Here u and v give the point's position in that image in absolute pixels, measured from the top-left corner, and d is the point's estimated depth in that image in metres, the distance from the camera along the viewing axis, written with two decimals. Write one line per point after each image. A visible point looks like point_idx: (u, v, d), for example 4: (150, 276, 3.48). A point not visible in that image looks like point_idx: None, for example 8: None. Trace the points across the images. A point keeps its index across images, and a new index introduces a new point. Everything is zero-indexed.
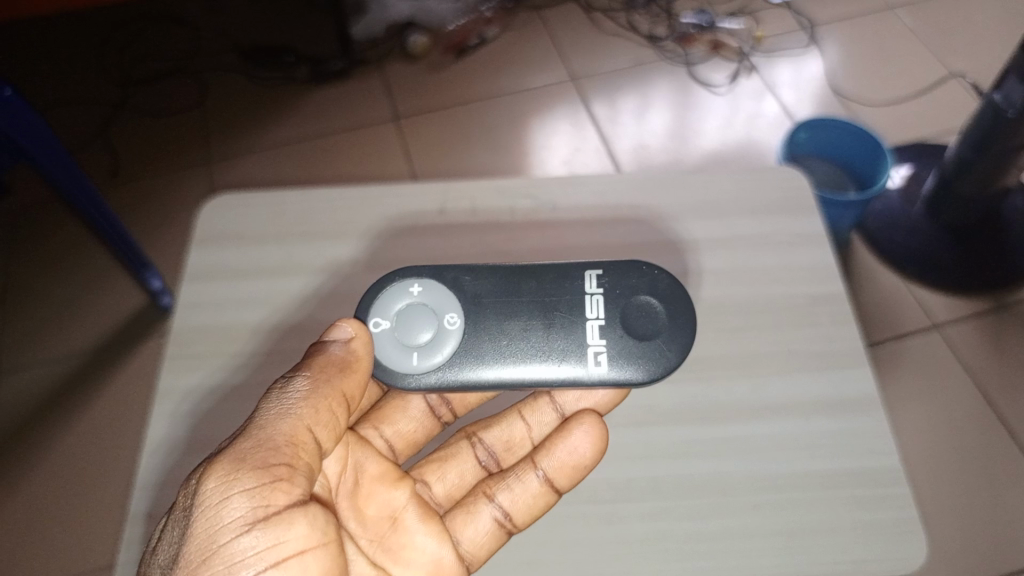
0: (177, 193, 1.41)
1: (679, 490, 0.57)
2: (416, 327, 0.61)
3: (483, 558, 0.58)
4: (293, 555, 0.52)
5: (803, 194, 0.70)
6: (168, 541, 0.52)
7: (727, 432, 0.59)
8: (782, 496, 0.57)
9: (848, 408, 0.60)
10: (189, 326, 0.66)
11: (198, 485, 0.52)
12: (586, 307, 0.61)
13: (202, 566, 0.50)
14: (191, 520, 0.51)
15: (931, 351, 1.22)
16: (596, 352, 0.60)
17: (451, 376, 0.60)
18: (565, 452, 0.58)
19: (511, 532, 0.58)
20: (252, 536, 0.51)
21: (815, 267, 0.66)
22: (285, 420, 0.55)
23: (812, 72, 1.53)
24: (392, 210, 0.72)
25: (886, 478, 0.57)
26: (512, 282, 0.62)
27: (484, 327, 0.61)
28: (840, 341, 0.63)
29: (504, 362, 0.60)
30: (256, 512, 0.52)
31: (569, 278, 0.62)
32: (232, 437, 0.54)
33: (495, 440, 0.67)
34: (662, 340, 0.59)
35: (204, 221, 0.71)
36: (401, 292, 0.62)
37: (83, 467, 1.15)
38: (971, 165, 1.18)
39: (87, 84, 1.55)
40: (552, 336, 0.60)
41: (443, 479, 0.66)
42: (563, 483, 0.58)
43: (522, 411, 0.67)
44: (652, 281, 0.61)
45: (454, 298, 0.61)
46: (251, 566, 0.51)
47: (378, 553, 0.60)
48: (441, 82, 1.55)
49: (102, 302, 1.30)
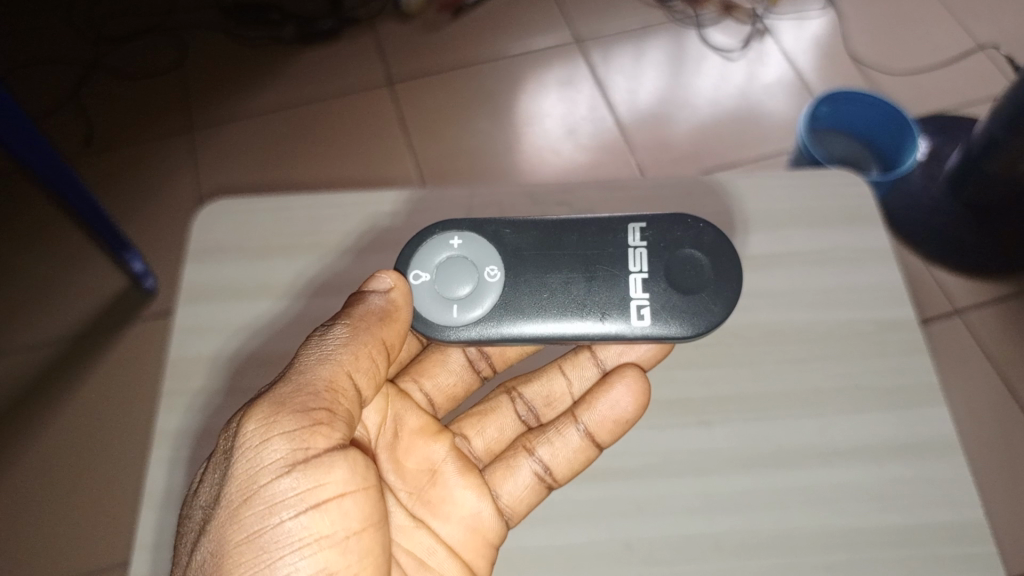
0: (157, 165, 1.32)
1: (745, 548, 0.52)
2: (455, 280, 0.55)
3: (522, 513, 0.54)
4: (332, 498, 0.49)
5: (865, 205, 0.63)
6: (209, 484, 0.49)
7: (793, 479, 0.54)
8: (855, 555, 0.52)
9: (922, 450, 0.55)
10: (188, 355, 0.59)
11: (239, 427, 0.48)
12: (629, 260, 0.55)
13: (243, 505, 0.47)
14: (231, 461, 0.48)
15: (953, 339, 1.12)
16: (638, 305, 0.54)
17: (492, 328, 0.55)
18: (605, 407, 0.55)
19: (551, 488, 0.55)
20: (292, 477, 0.48)
21: (882, 286, 0.60)
22: (325, 365, 0.51)
23: (818, 31, 1.42)
24: (412, 210, 0.65)
25: (969, 533, 0.52)
26: (554, 234, 0.56)
27: (525, 281, 0.55)
28: (912, 371, 0.57)
29: (546, 316, 0.55)
30: (296, 454, 0.48)
31: (612, 231, 0.56)
32: (273, 382, 0.51)
33: (535, 395, 0.62)
34: (708, 294, 0.54)
35: (198, 229, 0.64)
36: (441, 244, 0.56)
37: (63, 469, 1.06)
38: (1002, 144, 1.06)
39: (56, 42, 1.42)
40: (595, 290, 0.55)
41: (482, 434, 0.61)
42: (605, 438, 0.55)
43: (562, 365, 0.62)
44: (696, 235, 0.55)
45: (493, 250, 0.56)
46: (291, 507, 0.47)
47: (416, 506, 0.57)
48: (436, 44, 1.43)
49: (78, 282, 1.20)
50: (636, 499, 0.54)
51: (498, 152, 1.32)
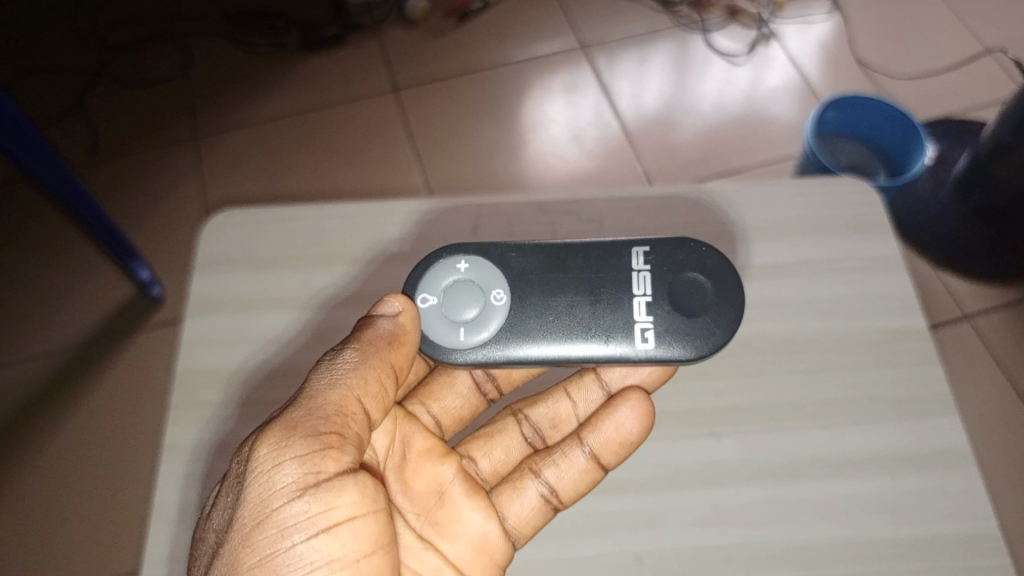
0: (163, 173, 1.32)
1: (757, 561, 0.52)
2: (462, 303, 0.55)
3: (528, 534, 0.54)
4: (343, 521, 0.49)
5: (876, 213, 0.63)
6: (222, 508, 0.49)
7: (806, 491, 0.53)
8: (868, 568, 0.51)
9: (936, 462, 0.54)
10: (196, 368, 0.59)
11: (251, 451, 0.49)
12: (633, 283, 0.55)
13: (255, 529, 0.47)
14: (243, 486, 0.48)
15: (963, 345, 1.12)
16: (642, 329, 0.54)
17: (498, 351, 0.55)
18: (611, 428, 0.55)
19: (557, 509, 0.54)
20: (304, 501, 0.48)
21: (892, 296, 0.60)
22: (335, 390, 0.51)
23: (822, 36, 1.42)
24: (419, 222, 0.64)
25: (982, 544, 0.52)
26: (559, 257, 0.56)
27: (531, 305, 0.55)
28: (924, 381, 0.57)
29: (552, 339, 0.54)
30: (308, 478, 0.48)
31: (616, 255, 0.56)
32: (284, 406, 0.51)
33: (541, 417, 0.61)
34: (710, 317, 0.54)
35: (205, 242, 0.63)
36: (447, 268, 0.56)
37: (71, 478, 1.06)
38: (1009, 149, 1.05)
39: (63, 51, 1.43)
40: (599, 313, 0.55)
41: (489, 455, 0.61)
42: (610, 460, 0.54)
43: (567, 388, 0.61)
44: (700, 257, 0.55)
45: (500, 273, 0.56)
46: (302, 531, 0.48)
47: (425, 527, 0.56)
48: (441, 50, 1.43)
49: (85, 291, 1.20)
50: (646, 512, 0.53)
51: (503, 158, 1.32)
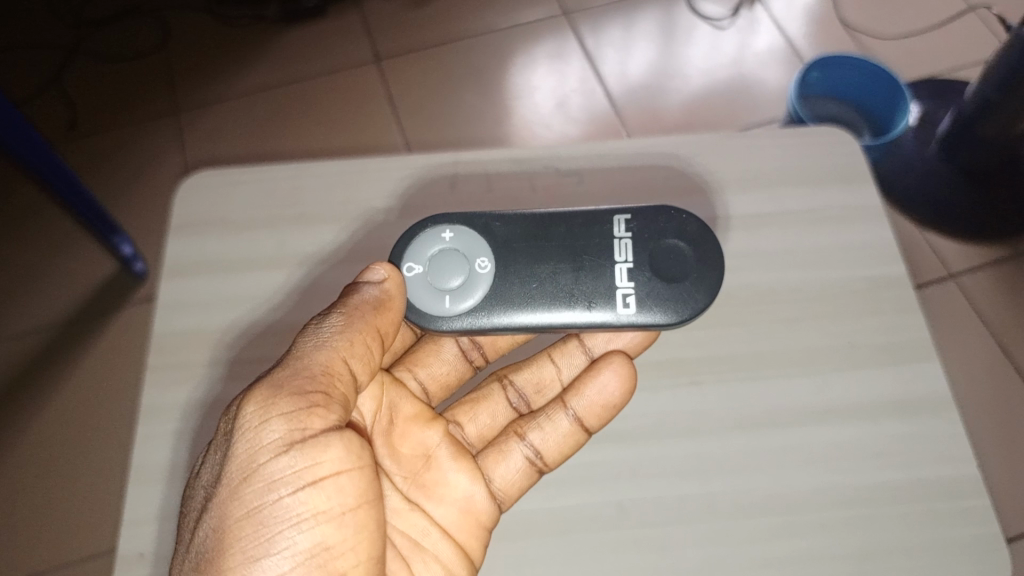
0: (143, 149, 1.31)
1: (739, 509, 0.52)
2: (447, 272, 0.55)
3: (514, 497, 0.53)
4: (328, 476, 0.49)
5: (856, 162, 0.62)
6: (209, 466, 0.49)
7: (788, 439, 0.53)
8: (850, 512, 0.51)
9: (917, 407, 0.54)
10: (172, 330, 0.58)
11: (238, 409, 0.49)
12: (614, 250, 0.54)
13: (242, 483, 0.47)
14: (231, 442, 0.48)
15: (948, 303, 1.12)
16: (623, 294, 0.54)
17: (483, 317, 0.54)
18: (594, 392, 0.55)
19: (541, 472, 0.54)
20: (290, 457, 0.48)
21: (874, 245, 0.59)
22: (321, 351, 0.51)
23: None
24: (396, 181, 0.63)
25: (965, 487, 0.52)
26: (542, 225, 0.55)
27: (515, 272, 0.55)
28: (905, 328, 0.57)
29: (536, 305, 0.54)
30: (293, 434, 0.48)
31: (597, 222, 0.55)
32: (271, 367, 0.51)
33: (525, 382, 0.61)
34: (691, 282, 0.53)
35: (180, 204, 0.62)
36: (432, 237, 0.56)
37: (56, 454, 1.06)
38: (994, 105, 1.04)
39: (39, 26, 1.40)
40: (583, 280, 0.54)
41: (475, 420, 0.61)
42: (593, 423, 0.54)
43: (551, 353, 0.61)
44: (680, 224, 0.55)
45: (483, 242, 0.55)
46: (288, 485, 0.48)
47: (412, 489, 0.57)
48: (422, 19, 1.41)
49: (66, 267, 1.19)
50: (629, 463, 0.53)
51: (488, 128, 1.31)
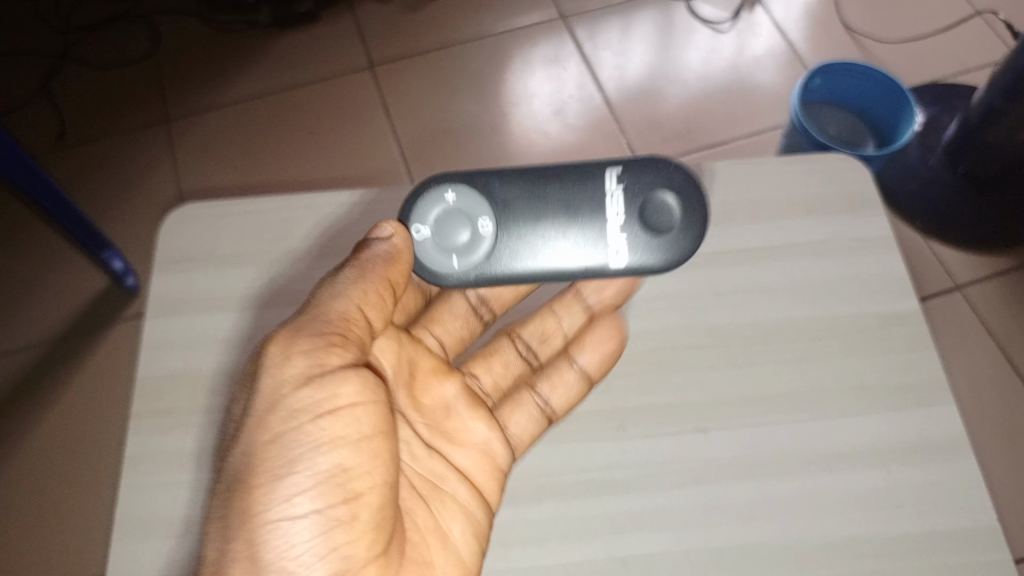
0: (134, 159, 1.26)
1: (746, 562, 0.50)
2: (452, 231, 0.55)
3: (529, 444, 0.54)
4: (344, 407, 0.51)
5: (865, 191, 0.60)
6: (240, 399, 0.51)
7: (797, 486, 0.52)
8: (861, 564, 0.50)
9: (930, 452, 0.53)
10: (158, 373, 0.56)
11: (263, 348, 0.51)
12: (607, 203, 0.55)
13: (267, 414, 0.49)
14: (258, 377, 0.50)
15: (954, 316, 1.09)
16: (616, 244, 0.55)
17: (488, 269, 0.56)
18: (597, 343, 0.56)
19: (554, 419, 0.55)
20: (308, 389, 0.50)
21: (886, 277, 0.58)
22: (337, 300, 0.52)
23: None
24: (389, 213, 0.61)
25: (979, 538, 0.50)
26: (540, 181, 0.56)
27: (517, 228, 0.56)
28: (918, 368, 0.55)
29: (540, 258, 0.55)
30: (311, 369, 0.50)
31: (590, 177, 0.56)
32: (294, 314, 0.53)
33: (533, 334, 0.61)
34: (678, 232, 0.55)
35: (165, 238, 0.60)
36: (435, 199, 0.56)
37: (52, 476, 1.03)
38: (1001, 114, 1.01)
39: (26, 32, 1.35)
40: (578, 233, 0.55)
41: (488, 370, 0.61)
42: (597, 372, 0.55)
43: (556, 306, 0.61)
44: (668, 177, 0.55)
45: (484, 199, 0.56)
46: (306, 417, 0.50)
47: (432, 436, 0.57)
48: (414, 24, 1.35)
49: (58, 283, 1.15)
50: (631, 513, 0.51)
51: (483, 137, 1.26)
